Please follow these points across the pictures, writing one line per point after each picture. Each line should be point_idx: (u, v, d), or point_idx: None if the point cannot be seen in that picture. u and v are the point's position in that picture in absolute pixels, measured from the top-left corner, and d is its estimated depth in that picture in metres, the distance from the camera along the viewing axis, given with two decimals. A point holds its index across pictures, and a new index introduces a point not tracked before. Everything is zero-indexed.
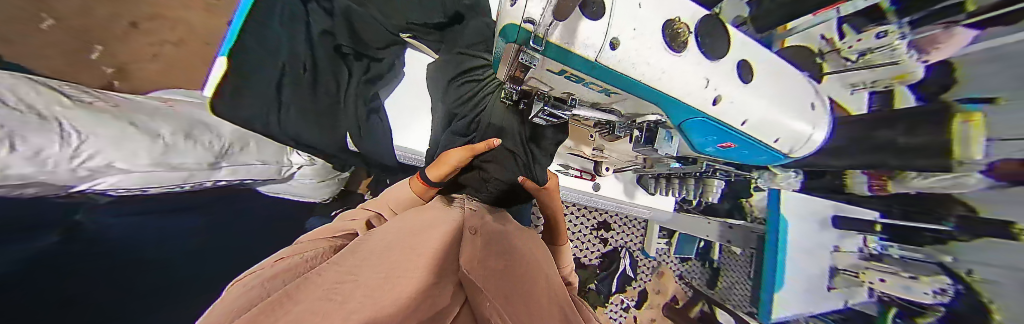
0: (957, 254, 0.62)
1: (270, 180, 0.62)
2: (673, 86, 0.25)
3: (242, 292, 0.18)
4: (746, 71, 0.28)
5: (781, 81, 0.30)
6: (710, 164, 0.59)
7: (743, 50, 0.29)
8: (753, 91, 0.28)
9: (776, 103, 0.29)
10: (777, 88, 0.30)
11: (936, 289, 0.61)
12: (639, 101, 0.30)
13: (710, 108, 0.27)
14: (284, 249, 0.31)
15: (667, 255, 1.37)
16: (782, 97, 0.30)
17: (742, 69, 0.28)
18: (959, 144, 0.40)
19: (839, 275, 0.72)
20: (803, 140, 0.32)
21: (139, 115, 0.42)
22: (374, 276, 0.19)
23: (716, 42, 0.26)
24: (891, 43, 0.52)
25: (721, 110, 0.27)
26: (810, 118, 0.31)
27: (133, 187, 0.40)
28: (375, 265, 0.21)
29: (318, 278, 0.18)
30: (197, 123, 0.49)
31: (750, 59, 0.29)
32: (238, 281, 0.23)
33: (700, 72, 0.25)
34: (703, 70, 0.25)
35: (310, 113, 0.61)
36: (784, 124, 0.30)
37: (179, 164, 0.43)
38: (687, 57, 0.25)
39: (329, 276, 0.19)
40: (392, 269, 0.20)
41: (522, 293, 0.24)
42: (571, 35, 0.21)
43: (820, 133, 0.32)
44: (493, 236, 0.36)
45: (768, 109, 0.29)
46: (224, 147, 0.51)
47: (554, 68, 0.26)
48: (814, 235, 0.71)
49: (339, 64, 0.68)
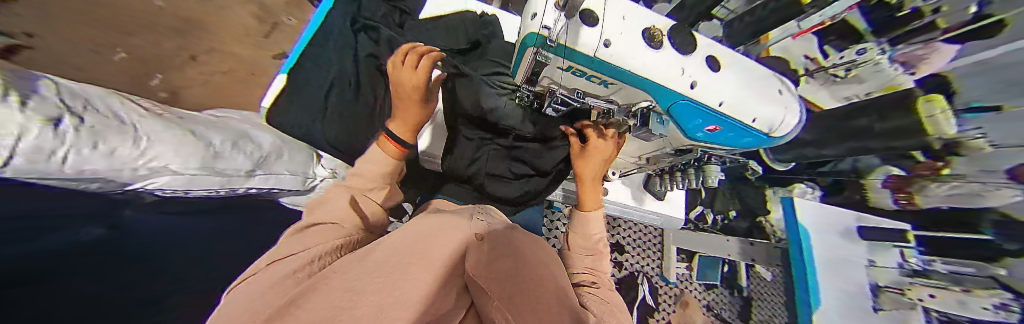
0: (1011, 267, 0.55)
1: (293, 190, 0.66)
2: (655, 74, 0.29)
3: (249, 303, 0.20)
4: (714, 64, 0.33)
5: (749, 73, 0.34)
6: (705, 151, 0.58)
7: (709, 48, 0.33)
8: (723, 78, 0.32)
9: (746, 87, 0.33)
10: (746, 76, 0.34)
11: (996, 303, 0.54)
12: (634, 92, 0.33)
13: (689, 91, 0.30)
14: (274, 249, 0.31)
15: (688, 282, 1.27)
16: (753, 83, 0.34)
17: (709, 60, 0.32)
18: (929, 122, 0.48)
19: (885, 293, 0.63)
20: (778, 121, 0.34)
21: (197, 126, 0.48)
22: (383, 288, 0.21)
23: (685, 41, 0.31)
24: (873, 59, 0.60)
25: (700, 92, 0.31)
26: (783, 101, 0.35)
27: (181, 187, 0.44)
28: (388, 277, 0.23)
29: (311, 301, 0.20)
30: (242, 134, 0.55)
31: (717, 55, 0.34)
32: (235, 290, 0.24)
33: (676, 63, 0.30)
34: (677, 61, 0.30)
35: (348, 115, 0.67)
36: (760, 108, 0.33)
37: (221, 169, 0.48)
38: (663, 51, 0.29)
39: (332, 296, 0.20)
40: (400, 281, 0.22)
41: (527, 293, 0.26)
42: (575, 35, 0.26)
43: (793, 114, 0.35)
44: (496, 238, 0.35)
45: (743, 92, 0.32)
46: (262, 156, 0.56)
47: (562, 66, 0.30)
48: (836, 245, 0.67)
49: (378, 79, 0.75)
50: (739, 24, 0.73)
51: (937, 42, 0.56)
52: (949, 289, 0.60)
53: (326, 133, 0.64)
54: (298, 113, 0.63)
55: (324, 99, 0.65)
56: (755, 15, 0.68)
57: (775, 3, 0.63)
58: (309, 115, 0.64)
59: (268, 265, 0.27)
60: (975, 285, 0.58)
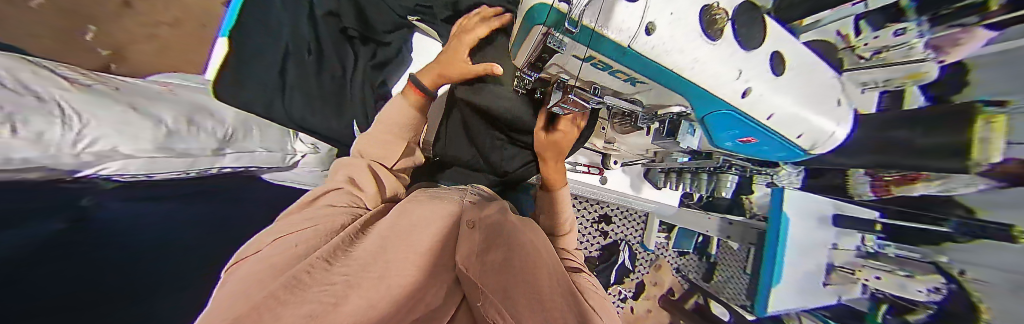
0: (952, 255, 0.60)
1: (274, 167, 0.62)
2: (704, 75, 0.24)
3: (244, 278, 0.19)
4: (778, 62, 0.27)
5: (809, 77, 0.29)
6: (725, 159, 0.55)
7: (777, 41, 0.28)
8: (782, 86, 0.27)
9: (803, 97, 0.28)
10: (805, 81, 0.29)
11: (931, 288, 0.63)
12: (666, 94, 0.29)
13: (738, 99, 0.26)
14: (269, 228, 0.32)
15: (664, 249, 1.39)
16: (809, 93, 0.29)
17: (773, 59, 0.27)
18: (978, 149, 0.33)
19: (836, 272, 0.74)
20: (826, 137, 0.31)
21: (138, 98, 0.41)
22: (368, 275, 0.20)
23: (751, 32, 0.25)
24: (908, 42, 0.46)
25: (751, 102, 0.27)
26: (836, 114, 0.31)
27: (139, 172, 0.40)
28: (370, 264, 0.23)
29: (310, 278, 0.18)
30: (199, 108, 0.49)
31: (783, 51, 0.28)
32: (237, 264, 0.24)
33: (734, 62, 0.24)
34: (737, 60, 0.25)
35: (316, 96, 0.64)
36: (815, 121, 0.30)
37: (184, 150, 0.43)
38: (723, 46, 0.24)
39: (319, 279, 0.18)
40: (388, 267, 0.22)
41: (527, 280, 0.24)
42: (607, 17, 0.20)
43: (844, 129, 0.31)
44: (490, 228, 0.34)
45: (795, 102, 0.28)
46: (227, 133, 0.51)
47: (581, 54, 0.26)
48: (812, 230, 0.71)
49: (344, 46, 0.68)
50: None
51: (979, 27, 0.41)
52: (893, 273, 0.67)
53: (290, 109, 0.61)
54: (247, 87, 0.57)
55: (280, 72, 0.61)
56: None
57: None
58: (264, 90, 0.59)
59: (272, 242, 0.27)
60: (915, 270, 0.65)
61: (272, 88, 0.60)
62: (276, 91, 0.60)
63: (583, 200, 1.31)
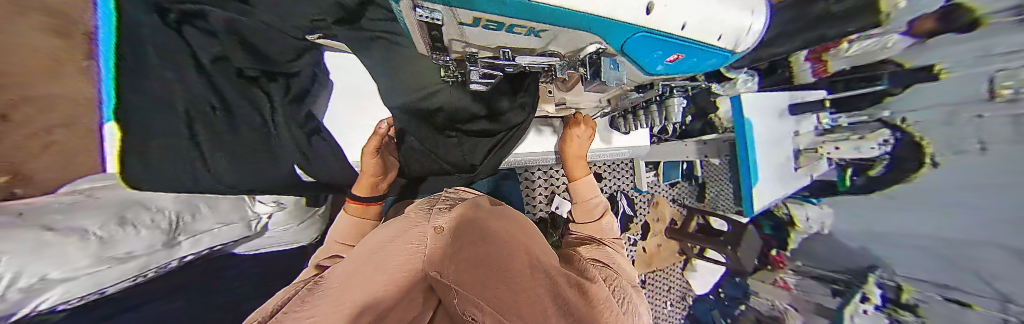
0: (892, 107, 0.73)
1: (244, 238, 0.62)
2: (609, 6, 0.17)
3: None
4: None
5: None
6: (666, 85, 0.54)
7: None
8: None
9: None
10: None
11: (882, 141, 0.72)
12: (571, 34, 0.24)
13: (677, 31, 0.22)
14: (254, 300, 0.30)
15: (657, 186, 1.46)
16: None
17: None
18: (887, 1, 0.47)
19: (805, 155, 0.79)
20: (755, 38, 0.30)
21: (54, 205, 0.35)
22: (317, 310, 0.17)
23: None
24: None
25: (687, 30, 0.23)
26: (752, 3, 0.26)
27: (87, 290, 0.37)
28: (305, 308, 0.18)
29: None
30: (132, 201, 0.43)
31: None
32: None
33: None
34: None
35: (242, 151, 0.53)
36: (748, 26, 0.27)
37: (127, 254, 0.40)
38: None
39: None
40: (331, 304, 0.17)
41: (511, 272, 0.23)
42: None
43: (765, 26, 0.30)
44: (466, 220, 0.32)
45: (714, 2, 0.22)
46: (172, 221, 0.46)
47: (466, 19, 0.21)
48: (774, 125, 0.76)
49: (250, 88, 0.57)
50: None
51: None
52: (850, 139, 0.74)
53: (220, 175, 0.51)
54: (162, 167, 0.43)
55: (192, 139, 0.47)
56: None
57: None
58: (179, 164, 0.45)
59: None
60: (863, 132, 0.74)
61: (184, 151, 0.46)
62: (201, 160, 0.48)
63: None
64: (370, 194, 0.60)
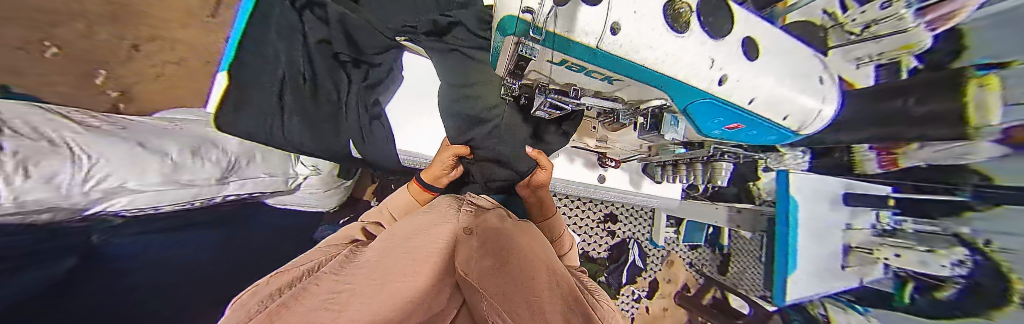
0: (976, 224, 0.58)
1: (277, 191, 0.64)
2: (679, 68, 0.25)
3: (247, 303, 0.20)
4: (750, 48, 0.28)
5: (784, 58, 0.30)
6: (717, 148, 0.55)
7: (747, 27, 0.28)
8: (760, 68, 0.28)
9: (784, 79, 0.29)
10: (784, 62, 0.29)
11: (955, 261, 0.60)
12: (644, 88, 0.30)
13: (716, 87, 0.27)
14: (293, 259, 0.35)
15: (675, 244, 1.36)
16: (786, 72, 0.29)
17: (748, 44, 0.28)
18: (974, 111, 0.33)
19: (853, 253, 0.73)
20: (812, 116, 0.32)
21: (147, 135, 0.42)
22: (370, 283, 0.23)
23: (718, 21, 0.26)
24: (896, 13, 0.47)
25: (727, 89, 0.27)
26: (819, 91, 0.31)
27: (150, 204, 0.41)
28: (371, 273, 0.25)
29: (302, 301, 0.18)
30: (204, 140, 0.49)
31: (754, 36, 0.29)
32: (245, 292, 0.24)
33: (705, 51, 0.25)
34: (708, 48, 0.25)
35: (312, 119, 0.64)
36: (794, 100, 0.30)
37: (188, 181, 0.44)
38: (691, 39, 0.24)
39: (311, 302, 0.18)
40: (386, 277, 0.24)
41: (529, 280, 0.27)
42: (570, 23, 0.21)
43: (829, 107, 0.31)
44: (490, 233, 0.37)
45: (771, 84, 0.28)
46: (228, 162, 0.51)
47: (555, 59, 0.27)
48: (822, 213, 0.69)
49: (337, 70, 0.71)
50: None
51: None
52: (912, 248, 0.65)
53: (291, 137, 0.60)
54: (249, 114, 0.56)
55: (278, 99, 0.60)
56: None
57: None
58: (264, 116, 0.58)
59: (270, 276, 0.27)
60: (932, 245, 0.63)
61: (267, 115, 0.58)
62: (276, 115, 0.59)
63: (586, 200, 1.29)
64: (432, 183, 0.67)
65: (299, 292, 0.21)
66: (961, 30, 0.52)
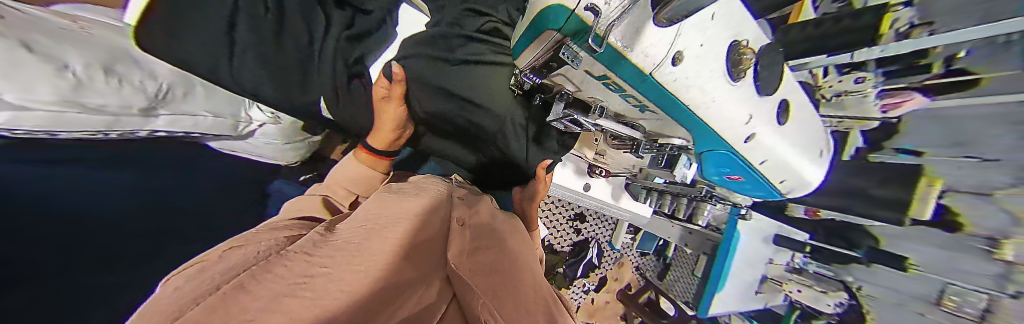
0: (857, 275, 0.71)
1: (225, 136, 0.57)
2: (722, 115, 0.29)
3: (208, 272, 0.17)
4: (784, 113, 0.33)
5: (801, 129, 0.35)
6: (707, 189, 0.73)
7: (789, 91, 0.33)
8: (783, 133, 0.33)
9: (792, 147, 0.35)
10: (803, 132, 0.35)
11: (836, 301, 0.74)
12: (671, 123, 0.35)
13: (741, 143, 0.32)
14: (241, 233, 0.29)
15: (629, 249, 1.50)
16: (799, 142, 0.35)
17: (782, 107, 0.32)
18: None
19: (767, 283, 0.83)
20: (802, 183, 0.39)
21: (33, 31, 0.30)
22: (344, 269, 0.21)
23: (769, 77, 0.30)
24: (865, 90, 0.52)
25: (750, 146, 0.33)
26: (816, 164, 0.38)
27: (42, 129, 0.31)
28: (347, 256, 0.23)
29: (267, 278, 0.17)
30: (121, 53, 0.38)
31: (790, 100, 0.33)
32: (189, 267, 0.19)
33: (747, 109, 0.29)
34: (749, 106, 0.30)
35: (274, 65, 0.54)
36: (792, 170, 0.37)
37: (99, 106, 0.35)
38: (740, 86, 0.28)
39: (274, 283, 0.17)
40: (367, 262, 0.23)
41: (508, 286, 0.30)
42: (633, 41, 0.24)
43: (813, 180, 0.39)
44: (480, 229, 0.40)
45: (784, 151, 0.34)
46: (160, 91, 0.42)
47: (598, 71, 0.30)
48: (756, 248, 0.80)
49: (313, 5, 0.59)
50: (798, 31, 0.46)
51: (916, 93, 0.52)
52: (811, 287, 0.77)
53: (242, 79, 0.51)
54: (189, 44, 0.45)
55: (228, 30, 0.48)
56: (822, 27, 0.44)
57: (841, 20, 0.43)
58: (206, 48, 0.46)
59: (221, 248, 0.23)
60: (826, 287, 0.75)
61: (215, 41, 0.47)
62: (223, 49, 0.48)
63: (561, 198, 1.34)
64: (387, 148, 0.64)
65: (255, 272, 0.18)
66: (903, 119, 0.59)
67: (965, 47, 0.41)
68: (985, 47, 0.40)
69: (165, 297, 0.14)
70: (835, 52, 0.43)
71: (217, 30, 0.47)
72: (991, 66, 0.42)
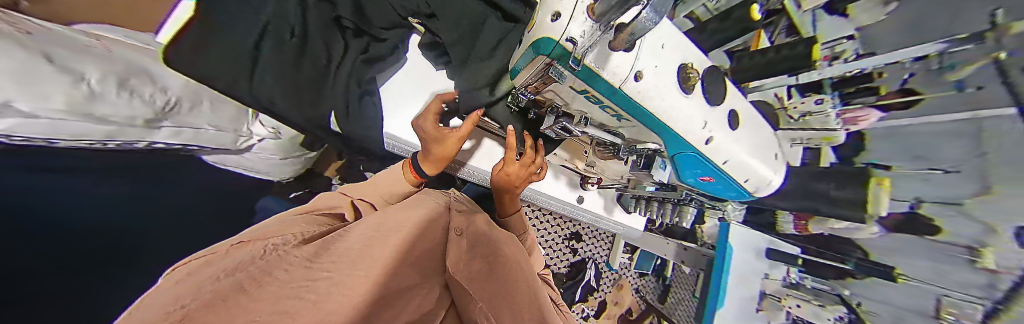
0: (854, 289, 0.72)
1: (222, 150, 0.57)
2: (679, 120, 0.34)
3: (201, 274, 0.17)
4: (734, 119, 0.38)
5: (757, 133, 0.40)
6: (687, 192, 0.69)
7: (735, 102, 0.38)
8: (737, 136, 0.38)
9: (750, 151, 0.39)
10: (755, 136, 0.40)
11: (837, 316, 0.71)
12: (644, 129, 0.40)
13: (703, 145, 0.36)
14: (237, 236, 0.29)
15: (627, 269, 1.45)
16: (756, 144, 0.40)
17: (731, 115, 0.37)
18: None
19: (767, 299, 0.83)
20: (765, 183, 0.43)
21: (59, 47, 0.31)
22: (349, 274, 0.20)
23: (717, 90, 0.35)
24: (825, 110, 0.60)
25: (711, 148, 0.37)
26: (773, 167, 0.42)
27: (41, 136, 0.31)
28: (351, 261, 0.23)
29: (273, 276, 0.17)
30: (139, 69, 0.40)
31: (738, 109, 0.38)
32: (179, 268, 0.20)
33: (701, 116, 0.34)
34: (703, 114, 0.35)
35: (293, 83, 0.55)
36: (754, 170, 0.40)
37: (107, 116, 0.35)
38: (692, 97, 0.33)
39: (274, 282, 0.17)
40: (370, 267, 0.22)
41: (507, 295, 0.30)
42: (604, 62, 0.28)
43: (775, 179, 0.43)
44: (476, 238, 0.40)
45: (746, 156, 0.39)
46: (168, 104, 0.43)
47: (578, 87, 0.35)
48: (750, 261, 0.81)
49: (334, 34, 0.62)
50: (750, 60, 0.53)
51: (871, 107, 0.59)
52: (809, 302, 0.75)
53: (259, 91, 0.51)
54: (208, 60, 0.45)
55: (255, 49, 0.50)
56: (779, 53, 0.50)
57: (789, 49, 0.49)
58: (226, 66, 0.46)
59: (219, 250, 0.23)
60: (826, 301, 0.75)
61: (238, 58, 0.48)
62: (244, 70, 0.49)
63: (556, 215, 1.36)
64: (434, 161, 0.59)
65: (259, 274, 0.17)
66: (863, 133, 0.64)
67: (906, 73, 0.52)
68: (921, 74, 0.51)
69: (173, 292, 0.14)
70: (792, 73, 0.51)
71: (243, 49, 0.48)
72: (925, 85, 0.52)
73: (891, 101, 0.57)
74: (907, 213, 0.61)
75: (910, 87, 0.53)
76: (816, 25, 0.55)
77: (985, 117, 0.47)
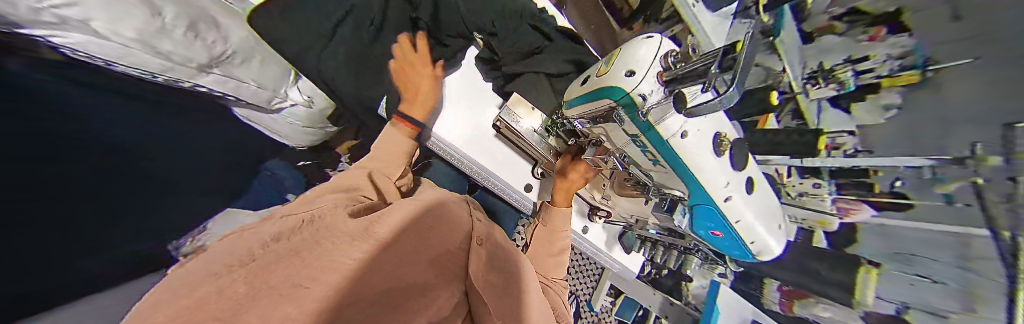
0: None
1: (255, 106, 0.58)
2: (709, 175, 0.37)
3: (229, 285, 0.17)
4: (751, 185, 0.40)
5: (768, 201, 0.43)
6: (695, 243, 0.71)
7: (753, 171, 0.41)
8: (752, 202, 0.40)
9: (762, 219, 0.41)
10: (767, 205, 0.42)
11: None
12: (671, 176, 0.42)
13: (721, 202, 0.39)
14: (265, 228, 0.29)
15: (607, 314, 1.39)
16: (766, 212, 0.42)
17: (749, 182, 0.40)
18: None
19: None
20: (771, 249, 0.44)
21: None
22: (371, 292, 0.21)
23: (740, 158, 0.39)
24: (821, 194, 0.64)
25: (728, 206, 0.39)
26: (778, 236, 0.44)
27: (105, 59, 0.32)
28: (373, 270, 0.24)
29: (283, 292, 0.17)
30: (204, 16, 0.43)
31: (755, 177, 0.41)
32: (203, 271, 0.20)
33: (725, 176, 0.37)
34: (727, 175, 0.38)
35: (356, 59, 0.62)
36: (762, 237, 0.42)
37: (168, 53, 0.37)
38: (721, 158, 0.37)
39: (293, 297, 0.17)
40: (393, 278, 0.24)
41: (514, 305, 0.34)
42: (662, 116, 0.34)
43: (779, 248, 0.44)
44: (489, 244, 0.42)
45: (757, 222, 0.41)
46: (221, 54, 0.45)
47: (628, 131, 0.39)
48: None
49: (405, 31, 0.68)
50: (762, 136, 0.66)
51: (863, 203, 0.57)
52: None
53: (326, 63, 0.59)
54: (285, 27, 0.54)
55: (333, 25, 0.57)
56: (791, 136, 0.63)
57: (800, 135, 0.62)
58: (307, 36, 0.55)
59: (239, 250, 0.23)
60: None
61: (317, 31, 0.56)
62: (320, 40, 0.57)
63: None
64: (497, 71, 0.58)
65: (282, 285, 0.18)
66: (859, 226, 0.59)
67: (898, 176, 0.49)
68: (911, 180, 0.48)
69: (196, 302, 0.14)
70: (793, 156, 0.64)
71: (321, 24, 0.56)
72: (911, 189, 0.48)
73: (882, 199, 0.53)
74: (896, 316, 0.51)
75: (903, 192, 0.50)
76: (821, 114, 0.58)
77: (976, 236, 0.39)
